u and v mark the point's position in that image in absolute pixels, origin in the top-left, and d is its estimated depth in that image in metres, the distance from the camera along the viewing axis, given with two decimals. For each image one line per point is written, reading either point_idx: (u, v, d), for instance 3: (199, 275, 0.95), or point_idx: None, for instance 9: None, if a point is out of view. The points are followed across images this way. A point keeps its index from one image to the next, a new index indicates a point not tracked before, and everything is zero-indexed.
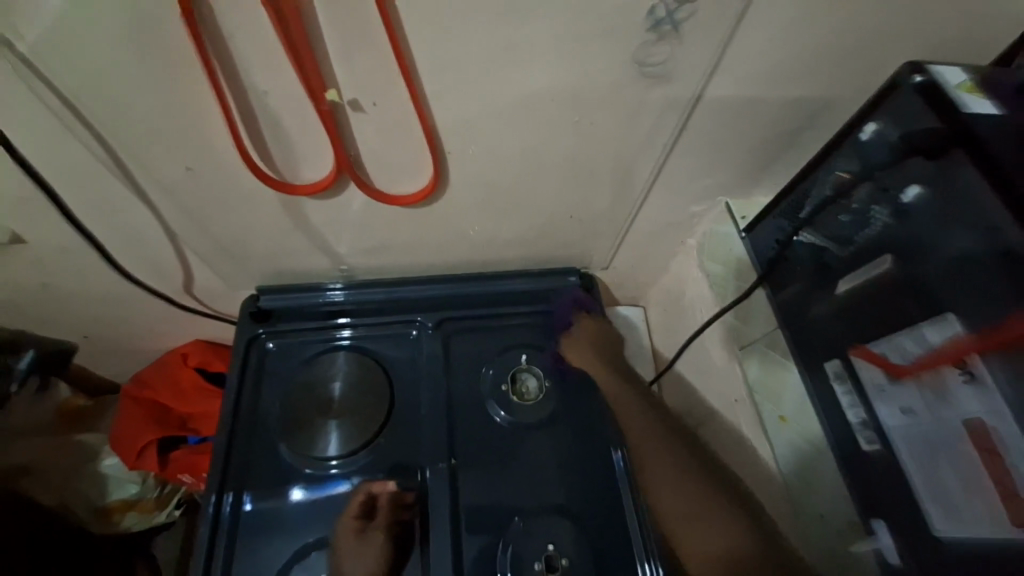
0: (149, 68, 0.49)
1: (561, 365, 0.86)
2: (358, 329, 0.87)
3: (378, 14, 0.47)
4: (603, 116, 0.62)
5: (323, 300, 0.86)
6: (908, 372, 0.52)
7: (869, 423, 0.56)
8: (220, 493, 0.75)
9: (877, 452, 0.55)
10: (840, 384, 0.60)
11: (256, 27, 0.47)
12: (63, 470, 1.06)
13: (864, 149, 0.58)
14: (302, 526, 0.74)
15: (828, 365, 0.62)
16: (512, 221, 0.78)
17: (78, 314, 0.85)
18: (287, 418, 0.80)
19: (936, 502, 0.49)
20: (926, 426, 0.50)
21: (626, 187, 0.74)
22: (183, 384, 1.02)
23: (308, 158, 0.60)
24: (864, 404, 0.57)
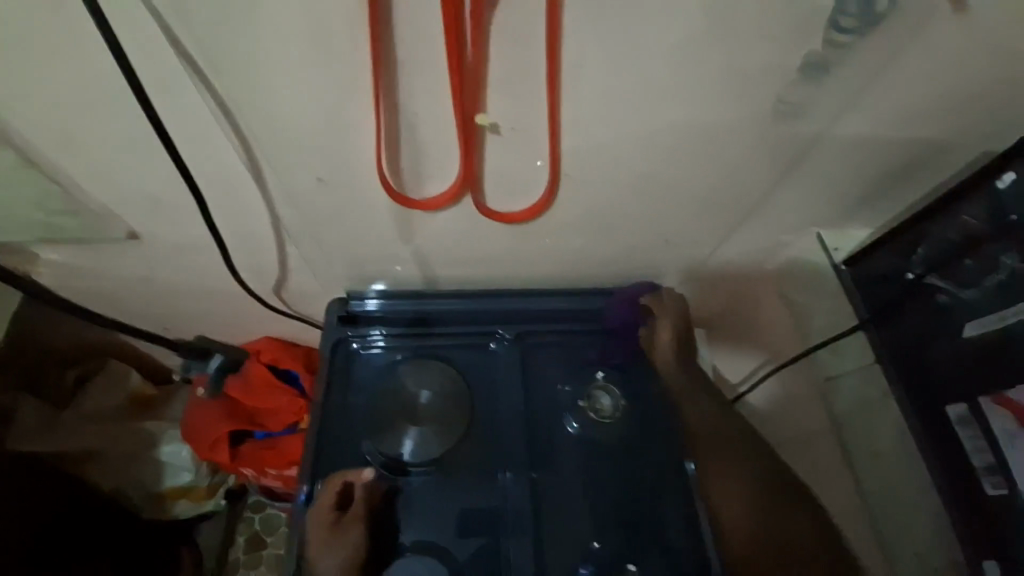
0: (323, 91, 0.52)
1: (634, 386, 0.86)
2: (393, 337, 0.87)
3: (545, 45, 0.51)
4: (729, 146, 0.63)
5: (360, 308, 0.87)
6: None
7: (995, 468, 0.60)
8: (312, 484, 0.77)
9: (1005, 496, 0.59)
10: (962, 425, 0.64)
11: (423, 52, 0.49)
12: (124, 455, 1.07)
13: (999, 200, 0.61)
14: (387, 526, 0.75)
15: (950, 409, 0.65)
16: (604, 241, 0.81)
17: (173, 305, 0.88)
18: (375, 420, 0.81)
19: None
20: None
21: (730, 213, 0.75)
22: (254, 378, 1.03)
23: (433, 175, 0.61)
24: (993, 448, 0.60)
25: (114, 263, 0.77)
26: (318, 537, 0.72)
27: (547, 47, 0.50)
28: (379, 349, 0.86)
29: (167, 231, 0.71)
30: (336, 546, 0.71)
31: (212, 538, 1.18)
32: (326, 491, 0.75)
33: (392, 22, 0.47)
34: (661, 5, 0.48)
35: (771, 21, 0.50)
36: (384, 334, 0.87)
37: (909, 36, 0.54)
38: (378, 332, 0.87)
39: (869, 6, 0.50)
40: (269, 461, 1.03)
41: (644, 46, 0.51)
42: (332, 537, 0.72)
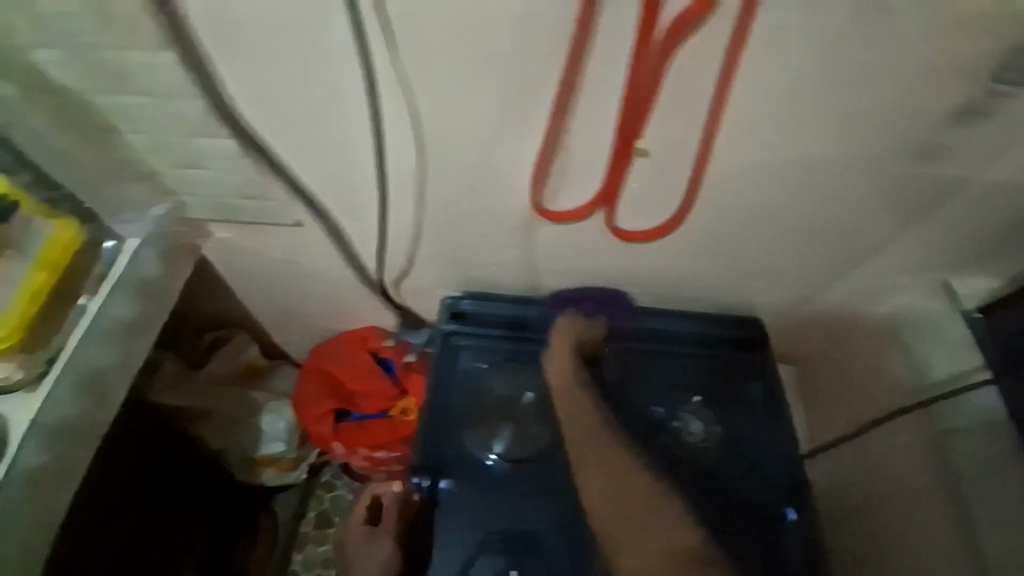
0: (503, 110, 0.59)
1: (729, 415, 0.88)
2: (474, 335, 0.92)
3: (717, 83, 0.54)
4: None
5: (448, 306, 0.94)
6: None
7: None
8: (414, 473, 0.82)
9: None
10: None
11: (604, 83, 0.55)
12: (231, 420, 1.18)
13: None
14: (475, 518, 0.79)
15: None
16: (711, 266, 0.83)
17: (304, 287, 0.98)
18: (473, 413, 0.87)
19: None
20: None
21: (845, 243, 0.76)
22: (356, 363, 1.12)
23: (575, 192, 0.67)
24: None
25: (268, 245, 0.87)
26: (355, 540, 0.82)
27: (720, 84, 0.53)
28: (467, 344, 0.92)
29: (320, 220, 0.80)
30: (372, 546, 0.80)
31: (287, 508, 1.32)
32: (363, 504, 0.85)
33: (589, 54, 0.53)
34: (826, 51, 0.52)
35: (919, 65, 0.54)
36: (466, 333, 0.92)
37: None
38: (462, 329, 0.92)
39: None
40: (359, 441, 1.10)
41: (796, 84, 0.56)
42: (366, 545, 0.81)
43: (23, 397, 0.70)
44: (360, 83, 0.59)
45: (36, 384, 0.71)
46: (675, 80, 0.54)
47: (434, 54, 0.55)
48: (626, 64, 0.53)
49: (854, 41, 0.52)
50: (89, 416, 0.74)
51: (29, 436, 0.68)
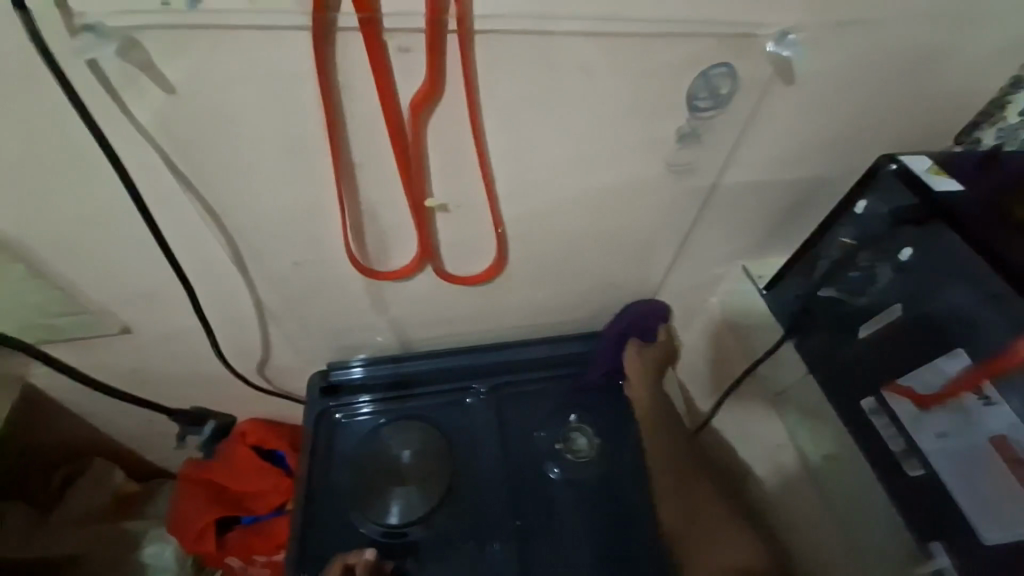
0: (295, 186, 0.63)
1: (603, 420, 0.94)
2: (378, 403, 0.92)
3: (470, 131, 0.60)
4: (639, 205, 0.75)
5: (344, 376, 0.93)
6: (931, 401, 0.62)
7: (911, 451, 0.62)
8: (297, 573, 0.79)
9: (923, 476, 0.60)
10: (878, 416, 0.65)
11: (376, 152, 0.61)
12: (103, 564, 1.04)
13: (863, 222, 0.67)
14: None
15: (864, 403, 0.67)
16: (556, 292, 0.91)
17: (161, 391, 0.94)
18: (357, 489, 0.84)
19: (982, 509, 0.56)
20: (961, 449, 0.59)
21: (655, 255, 0.87)
22: (239, 465, 1.05)
23: (397, 252, 0.72)
24: (906, 434, 0.63)
25: (109, 356, 0.85)
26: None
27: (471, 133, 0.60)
28: (367, 416, 0.91)
29: (158, 318, 0.80)
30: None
31: None
32: None
33: (350, 126, 0.58)
34: (552, 101, 0.59)
35: (638, 95, 0.60)
36: (371, 402, 0.92)
37: (762, 106, 0.66)
38: (366, 398, 0.92)
39: (718, 91, 0.62)
40: (256, 546, 1.02)
41: (542, 129, 0.62)
42: None
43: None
44: (143, 188, 0.62)
45: None
46: (435, 141, 0.61)
47: (206, 150, 0.58)
48: (384, 133, 0.59)
49: (570, 91, 0.58)
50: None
51: None
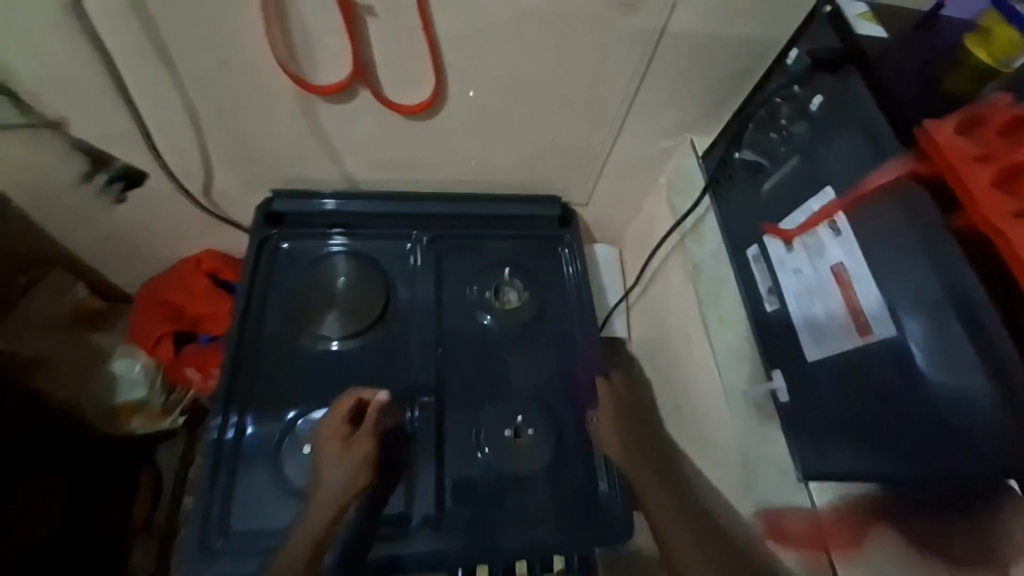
0: None
1: (536, 277, 1.01)
2: (348, 238, 0.97)
3: None
4: (571, 40, 0.76)
5: (317, 208, 0.97)
6: (795, 234, 0.68)
7: (774, 288, 0.72)
8: (224, 416, 0.83)
9: (777, 310, 0.71)
10: (757, 263, 0.75)
11: None
12: (75, 365, 1.19)
13: (788, 71, 0.74)
14: (297, 411, 0.85)
15: (749, 252, 0.77)
16: (503, 149, 0.93)
17: (118, 207, 0.99)
18: (295, 308, 0.92)
19: (812, 337, 0.65)
20: (810, 279, 0.65)
21: (595, 112, 0.87)
22: (194, 288, 1.12)
23: (329, 68, 0.75)
24: (772, 274, 0.72)
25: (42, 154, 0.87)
26: (327, 448, 0.77)
27: None
28: (338, 248, 0.96)
29: (96, 118, 0.81)
30: (353, 454, 0.77)
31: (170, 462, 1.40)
32: None
33: None
34: None
35: None
36: (342, 236, 0.97)
37: None
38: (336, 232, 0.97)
39: None
40: (209, 361, 1.10)
41: None
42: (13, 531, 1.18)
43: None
44: None
45: None
46: None
47: None
48: None
49: None
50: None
51: None
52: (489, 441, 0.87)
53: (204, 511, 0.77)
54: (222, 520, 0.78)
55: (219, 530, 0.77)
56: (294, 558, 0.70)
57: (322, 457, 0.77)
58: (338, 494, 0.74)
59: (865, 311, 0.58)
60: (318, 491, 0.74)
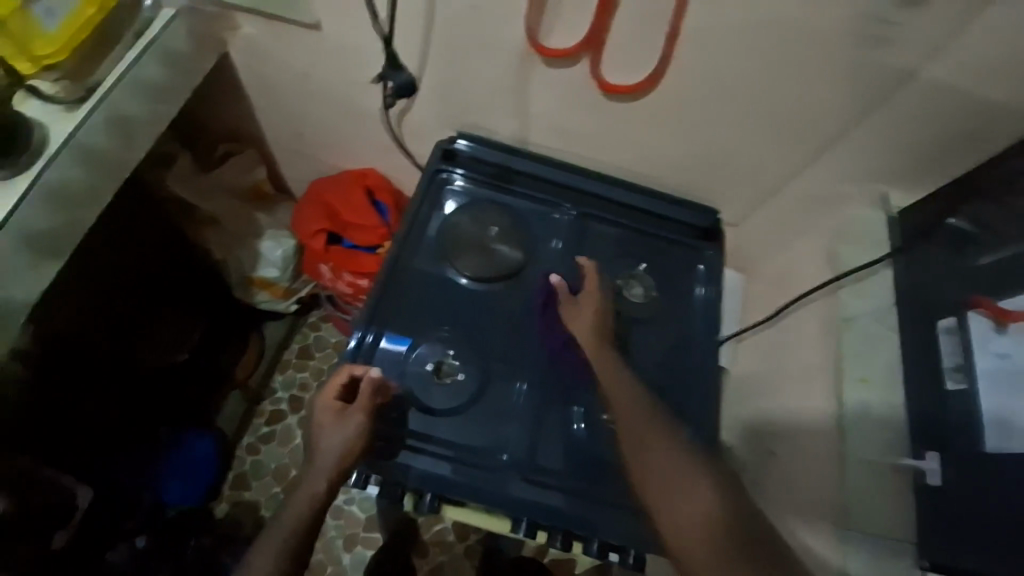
0: None
1: (667, 281, 1.02)
2: (472, 180, 1.02)
3: None
4: (804, 58, 0.75)
5: (453, 149, 1.03)
6: (1012, 316, 0.63)
7: (962, 368, 0.68)
8: (365, 329, 0.92)
9: (961, 390, 0.67)
10: (947, 335, 0.70)
11: None
12: (235, 233, 1.35)
13: None
14: (426, 334, 0.93)
15: (939, 323, 0.72)
16: (682, 146, 0.94)
17: (320, 108, 1.12)
18: (445, 242, 0.99)
19: (998, 429, 0.61)
20: (1015, 368, 0.61)
21: (796, 134, 0.87)
22: (354, 197, 1.23)
23: (565, 33, 0.80)
24: (964, 352, 0.68)
25: (286, 49, 1.00)
26: (324, 421, 0.82)
27: None
28: (459, 188, 1.02)
29: (346, 28, 0.92)
30: (344, 426, 0.81)
31: (274, 334, 1.65)
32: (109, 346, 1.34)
33: None
34: None
35: None
36: (463, 177, 1.03)
37: None
38: (461, 172, 1.02)
39: None
40: (348, 263, 1.23)
41: None
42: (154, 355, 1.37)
43: (63, 111, 0.83)
44: None
45: (76, 104, 0.84)
46: None
47: None
48: None
49: None
50: (114, 147, 0.87)
51: (66, 144, 0.81)
52: (586, 419, 0.91)
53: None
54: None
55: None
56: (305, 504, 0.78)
57: (318, 433, 0.81)
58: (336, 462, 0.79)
59: None
60: (318, 455, 0.79)
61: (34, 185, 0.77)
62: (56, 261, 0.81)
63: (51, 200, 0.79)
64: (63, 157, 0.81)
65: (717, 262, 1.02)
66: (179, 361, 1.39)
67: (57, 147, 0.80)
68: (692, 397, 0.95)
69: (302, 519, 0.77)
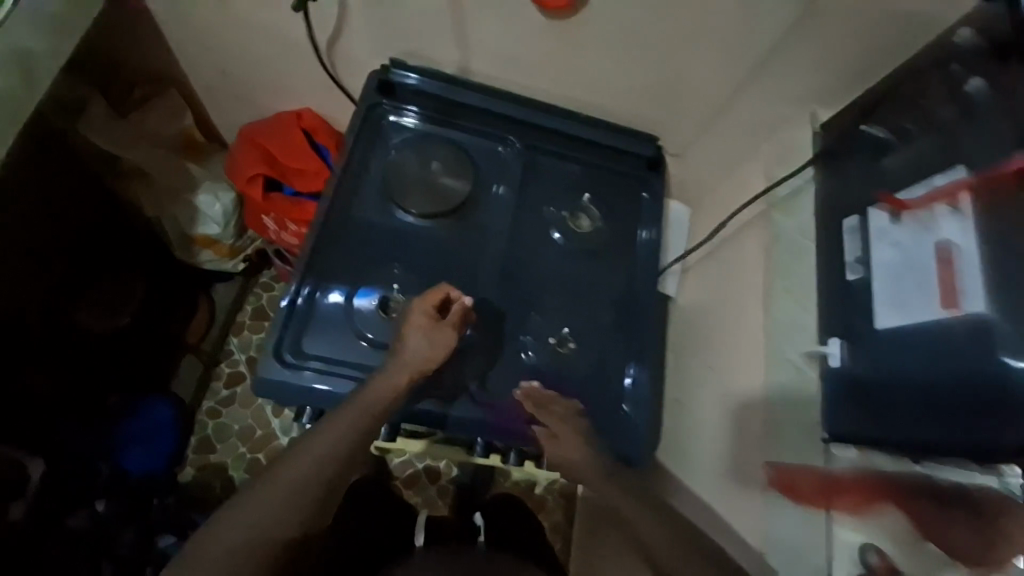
0: None
1: (613, 211, 1.04)
2: (414, 114, 1.00)
3: None
4: None
5: (399, 82, 0.99)
6: (910, 205, 0.69)
7: (861, 259, 0.74)
8: (299, 286, 0.90)
9: (859, 280, 0.74)
10: (851, 232, 0.77)
11: None
12: (169, 188, 1.28)
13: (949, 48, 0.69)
14: (373, 272, 0.93)
15: (844, 221, 0.79)
16: (620, 72, 0.95)
17: (245, 41, 1.06)
18: (386, 180, 0.97)
19: (890, 310, 0.68)
20: (907, 253, 0.67)
21: (723, 55, 0.88)
22: (292, 141, 1.18)
23: None
24: (864, 246, 0.74)
25: None
26: (416, 324, 0.83)
27: None
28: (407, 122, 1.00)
29: None
30: (438, 338, 0.83)
31: (224, 297, 1.58)
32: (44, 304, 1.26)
33: None
34: None
35: None
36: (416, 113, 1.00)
37: None
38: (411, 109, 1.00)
39: None
40: (292, 212, 1.19)
41: None
42: (94, 316, 1.31)
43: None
44: None
45: None
46: None
47: None
48: None
49: None
50: (15, 84, 0.78)
51: None
52: (535, 346, 0.95)
53: (283, 332, 0.87)
54: (295, 343, 0.88)
55: (295, 350, 0.87)
56: (365, 411, 0.76)
57: (408, 331, 0.83)
58: (415, 365, 0.81)
59: (957, 288, 0.60)
60: (402, 357, 0.81)
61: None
62: None
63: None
64: None
65: (659, 190, 1.05)
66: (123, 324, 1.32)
67: None
68: (636, 318, 1.00)
69: (355, 437, 0.74)
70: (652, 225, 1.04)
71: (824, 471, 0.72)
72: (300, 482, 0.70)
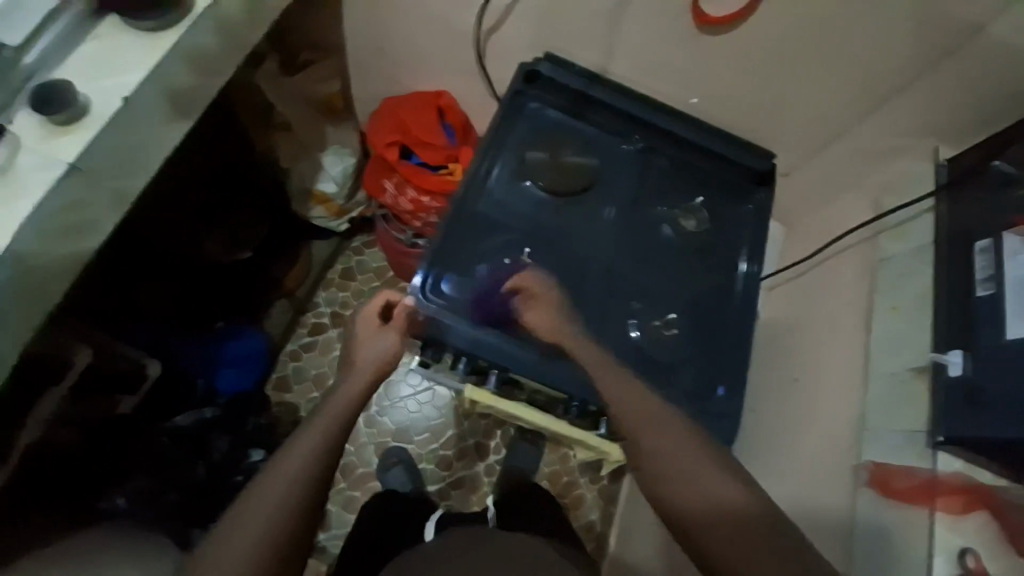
0: None
1: (720, 216, 1.10)
2: (551, 106, 1.10)
3: None
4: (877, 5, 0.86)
5: (542, 76, 1.09)
6: None
7: (992, 277, 0.79)
8: (429, 269, 0.98)
9: (989, 294, 0.78)
10: (982, 254, 0.81)
11: None
12: (302, 141, 1.42)
13: None
14: (503, 239, 1.03)
15: (976, 244, 0.83)
16: (756, 88, 1.04)
17: (413, 22, 1.20)
18: (520, 163, 1.06)
19: (1022, 322, 0.73)
20: None
21: (858, 83, 0.97)
22: (428, 115, 1.31)
23: None
24: (995, 264, 0.79)
25: None
26: (364, 334, 0.88)
27: None
28: (540, 110, 1.10)
29: None
30: (385, 334, 0.87)
31: (320, 253, 1.71)
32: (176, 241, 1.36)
33: None
34: None
35: None
36: (555, 106, 1.10)
37: None
38: (548, 100, 1.10)
39: None
40: (412, 178, 1.29)
41: None
42: (217, 247, 1.40)
43: None
44: None
45: None
46: None
47: None
48: None
49: None
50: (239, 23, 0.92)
51: (207, 14, 0.84)
52: (639, 326, 1.01)
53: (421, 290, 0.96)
54: (437, 282, 0.98)
55: (434, 288, 0.97)
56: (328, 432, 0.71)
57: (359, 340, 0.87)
58: (376, 365, 0.83)
59: None
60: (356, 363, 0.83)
61: (179, 43, 0.82)
62: (183, 121, 0.87)
63: (189, 63, 0.84)
64: (203, 23, 0.84)
65: (765, 203, 1.11)
66: (244, 258, 1.42)
67: (200, 18, 0.84)
68: (729, 318, 1.05)
69: (331, 437, 0.71)
70: (752, 235, 1.10)
71: (928, 473, 0.74)
72: (271, 516, 0.63)
